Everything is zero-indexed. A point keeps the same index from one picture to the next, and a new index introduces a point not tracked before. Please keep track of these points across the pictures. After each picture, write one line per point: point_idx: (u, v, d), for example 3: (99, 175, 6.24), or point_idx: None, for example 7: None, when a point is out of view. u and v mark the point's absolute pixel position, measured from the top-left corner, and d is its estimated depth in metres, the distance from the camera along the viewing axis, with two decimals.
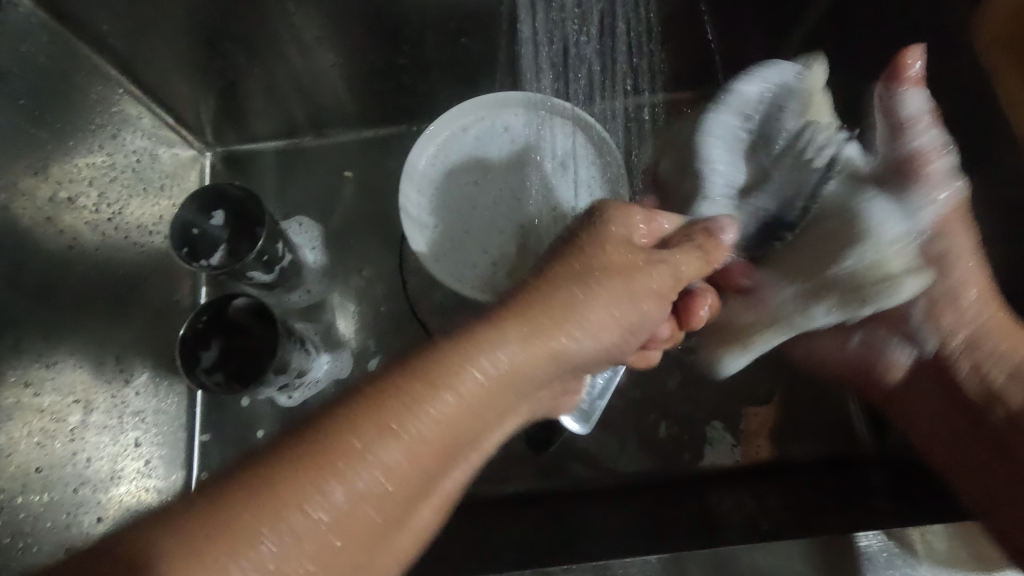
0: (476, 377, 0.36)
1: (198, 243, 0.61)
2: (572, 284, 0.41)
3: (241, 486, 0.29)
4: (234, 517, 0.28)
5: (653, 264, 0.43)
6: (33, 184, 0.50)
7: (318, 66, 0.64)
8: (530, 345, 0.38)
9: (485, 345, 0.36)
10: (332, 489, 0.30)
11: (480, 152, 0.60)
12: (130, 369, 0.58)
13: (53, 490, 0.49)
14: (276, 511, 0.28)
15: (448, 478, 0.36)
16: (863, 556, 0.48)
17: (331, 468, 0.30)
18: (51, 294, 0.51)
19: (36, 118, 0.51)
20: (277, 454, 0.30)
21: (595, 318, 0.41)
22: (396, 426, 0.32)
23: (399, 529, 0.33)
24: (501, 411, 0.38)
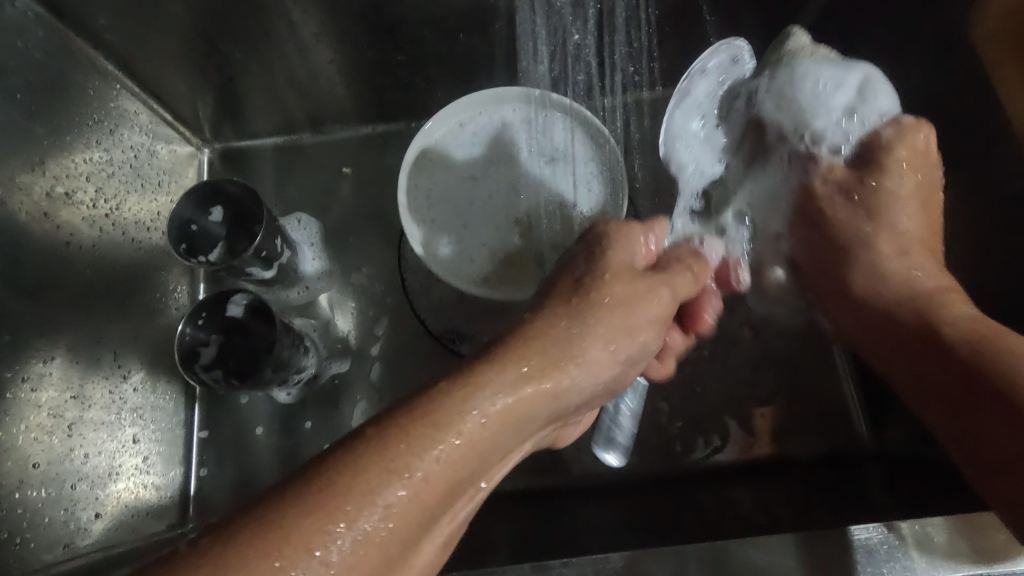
0: (479, 419, 0.35)
1: (196, 239, 0.61)
2: (572, 319, 0.41)
3: (240, 534, 0.28)
4: (230, 566, 0.27)
5: (653, 289, 0.44)
6: (31, 179, 0.50)
7: (315, 62, 0.64)
8: (534, 382, 0.38)
9: (487, 383, 0.36)
10: (335, 535, 0.29)
11: (478, 148, 0.60)
12: (128, 366, 0.57)
13: (51, 486, 0.49)
14: (275, 557, 0.27)
15: (448, 519, 0.35)
16: (861, 550, 0.41)
17: (332, 514, 0.29)
18: (49, 290, 0.51)
19: (33, 113, 0.51)
20: (278, 499, 0.29)
21: (597, 353, 0.41)
22: (400, 471, 0.32)
23: (400, 573, 0.32)
24: (503, 450, 0.38)
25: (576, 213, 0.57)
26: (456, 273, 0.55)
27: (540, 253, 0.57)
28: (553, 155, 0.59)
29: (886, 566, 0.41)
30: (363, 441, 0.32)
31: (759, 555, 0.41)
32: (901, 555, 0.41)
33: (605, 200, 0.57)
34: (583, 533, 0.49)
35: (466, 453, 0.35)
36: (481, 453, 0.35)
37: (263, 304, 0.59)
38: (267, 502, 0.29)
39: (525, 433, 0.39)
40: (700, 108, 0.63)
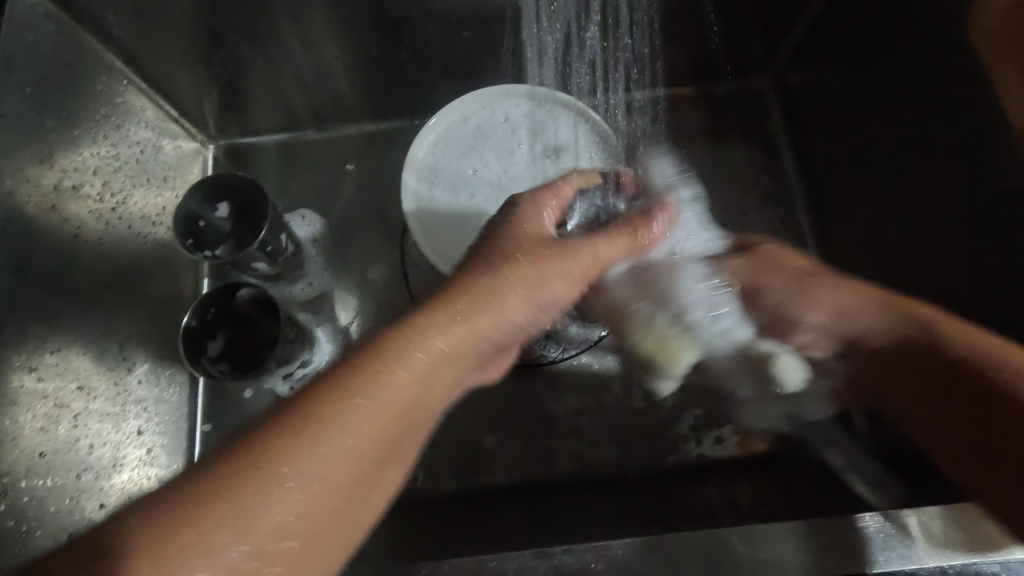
0: (419, 356, 0.41)
1: (202, 234, 0.61)
2: (492, 271, 0.44)
3: (213, 484, 0.33)
4: (209, 509, 0.32)
5: (571, 249, 0.45)
6: (39, 172, 0.51)
7: (319, 58, 0.65)
8: (468, 338, 0.43)
9: (425, 329, 0.41)
10: (290, 473, 0.34)
11: (483, 143, 0.60)
12: (133, 358, 0.58)
13: (57, 475, 0.49)
14: (243, 502, 0.33)
15: (406, 440, 0.41)
16: (858, 538, 0.41)
17: (288, 457, 0.34)
18: (56, 281, 0.51)
19: (42, 107, 0.51)
20: (239, 450, 0.35)
21: (513, 306, 0.44)
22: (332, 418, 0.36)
23: (367, 486, 0.38)
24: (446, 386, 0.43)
25: None
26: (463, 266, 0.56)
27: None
28: (555, 148, 0.60)
29: (881, 555, 0.41)
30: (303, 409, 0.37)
31: (757, 546, 0.41)
32: (897, 544, 0.41)
33: None
34: (583, 522, 0.49)
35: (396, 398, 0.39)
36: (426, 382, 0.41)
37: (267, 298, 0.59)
38: (235, 451, 0.35)
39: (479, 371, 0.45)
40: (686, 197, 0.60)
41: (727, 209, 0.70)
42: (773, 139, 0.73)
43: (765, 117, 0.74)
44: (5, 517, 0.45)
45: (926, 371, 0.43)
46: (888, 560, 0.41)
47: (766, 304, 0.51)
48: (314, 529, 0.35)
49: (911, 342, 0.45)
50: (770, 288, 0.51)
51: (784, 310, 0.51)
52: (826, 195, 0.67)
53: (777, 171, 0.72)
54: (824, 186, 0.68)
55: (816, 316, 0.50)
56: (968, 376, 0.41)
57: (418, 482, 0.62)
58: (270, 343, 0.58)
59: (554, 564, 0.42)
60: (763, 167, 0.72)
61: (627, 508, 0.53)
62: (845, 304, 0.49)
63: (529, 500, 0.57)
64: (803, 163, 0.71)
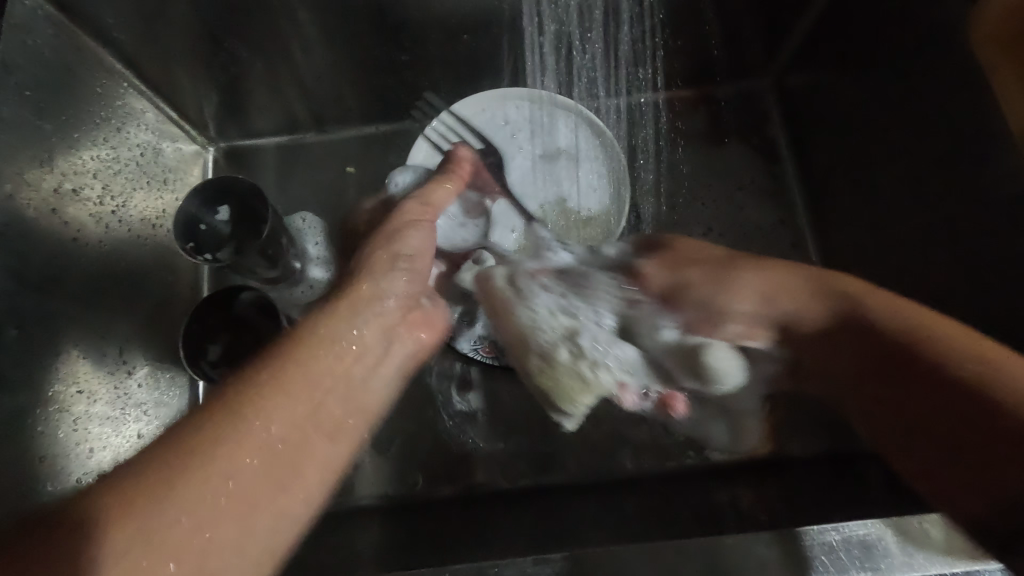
0: (333, 349, 0.46)
1: (203, 237, 0.61)
2: (382, 266, 0.51)
3: (144, 474, 0.36)
4: (134, 497, 0.34)
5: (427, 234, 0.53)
6: (38, 175, 0.51)
7: (319, 61, 0.65)
8: (383, 328, 0.50)
9: (340, 321, 0.47)
10: (219, 463, 0.38)
11: (485, 145, 0.61)
12: (133, 362, 0.58)
13: (57, 480, 0.49)
14: (172, 486, 0.35)
15: (326, 421, 0.44)
16: (858, 545, 0.40)
17: (211, 446, 0.38)
18: (56, 285, 0.51)
19: (42, 110, 0.51)
20: (156, 451, 0.37)
21: (400, 284, 0.51)
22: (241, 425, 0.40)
23: (296, 465, 0.42)
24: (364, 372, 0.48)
25: (581, 209, 0.58)
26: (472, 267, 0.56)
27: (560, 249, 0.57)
28: (555, 152, 0.60)
29: (884, 561, 0.40)
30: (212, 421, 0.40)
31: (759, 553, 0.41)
32: (899, 551, 0.40)
33: (611, 197, 0.58)
34: (580, 527, 0.49)
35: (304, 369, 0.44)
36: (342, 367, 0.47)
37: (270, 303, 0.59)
38: (148, 452, 0.37)
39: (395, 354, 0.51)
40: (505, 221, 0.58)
41: (728, 213, 0.70)
42: (773, 142, 0.73)
43: (765, 120, 0.74)
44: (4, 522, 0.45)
45: (854, 356, 0.42)
46: (890, 567, 0.39)
47: (694, 301, 0.47)
48: (252, 499, 0.38)
49: (844, 322, 0.43)
50: (692, 284, 0.47)
51: (711, 302, 0.46)
52: (827, 199, 0.67)
53: (778, 174, 0.72)
54: (825, 190, 0.68)
55: (744, 305, 0.45)
56: (906, 356, 0.40)
57: (418, 485, 0.62)
58: (268, 346, 0.58)
59: (555, 569, 0.42)
60: (763, 170, 0.72)
61: (626, 513, 0.52)
62: (764, 285, 0.45)
63: (528, 504, 0.57)
64: (803, 166, 0.71)
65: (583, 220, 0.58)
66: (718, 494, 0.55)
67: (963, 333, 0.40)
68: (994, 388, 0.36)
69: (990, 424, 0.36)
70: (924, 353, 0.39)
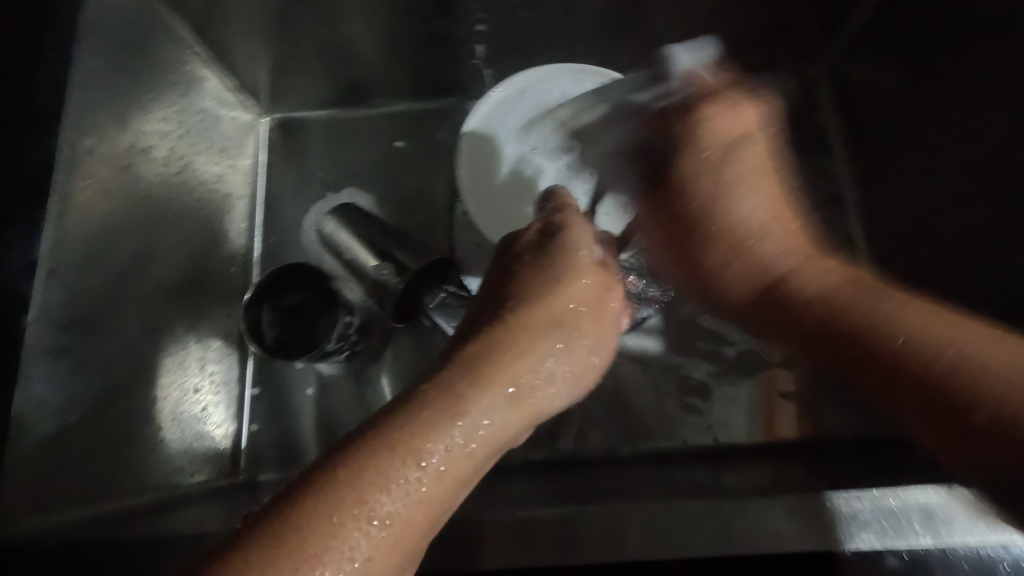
0: (461, 437, 0.35)
1: (330, 239, 0.67)
2: (550, 328, 0.40)
3: (320, 499, 0.30)
4: (334, 514, 0.30)
5: (588, 306, 0.42)
6: (116, 132, 0.53)
7: (371, 33, 0.66)
8: (575, 373, 0.42)
9: (539, 329, 0.40)
10: (365, 521, 0.31)
11: (537, 118, 0.61)
12: (194, 321, 0.59)
13: (123, 424, 0.51)
14: (337, 517, 0.30)
15: (441, 513, 0.35)
16: (917, 510, 0.39)
17: (349, 510, 0.30)
18: (116, 240, 0.53)
19: (120, 70, 0.54)
20: (324, 486, 0.31)
21: (608, 335, 0.44)
22: (368, 505, 0.31)
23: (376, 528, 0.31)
24: (532, 411, 0.40)
25: None
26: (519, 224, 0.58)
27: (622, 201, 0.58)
28: None
29: (945, 528, 0.38)
30: (384, 450, 0.32)
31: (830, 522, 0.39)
32: (960, 518, 0.39)
33: None
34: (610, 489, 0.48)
35: (496, 436, 0.37)
36: (461, 481, 0.35)
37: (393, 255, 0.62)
38: (269, 537, 0.29)
39: (517, 423, 0.39)
40: (513, 183, 0.60)
41: None
42: (820, 129, 0.72)
43: (813, 107, 0.73)
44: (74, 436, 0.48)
45: (804, 334, 0.40)
46: (949, 531, 0.38)
47: None
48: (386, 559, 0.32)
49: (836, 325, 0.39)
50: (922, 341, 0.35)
51: None
52: (875, 183, 0.67)
53: (822, 162, 0.71)
54: (875, 177, 0.67)
55: None
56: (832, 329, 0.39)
57: None
58: (324, 324, 0.59)
59: (582, 528, 0.41)
60: (808, 155, 0.72)
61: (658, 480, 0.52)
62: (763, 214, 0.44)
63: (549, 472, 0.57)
64: (852, 152, 0.70)
65: None
66: (745, 467, 0.55)
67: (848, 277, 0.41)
68: (840, 306, 0.39)
69: (888, 368, 0.36)
70: (797, 296, 0.41)
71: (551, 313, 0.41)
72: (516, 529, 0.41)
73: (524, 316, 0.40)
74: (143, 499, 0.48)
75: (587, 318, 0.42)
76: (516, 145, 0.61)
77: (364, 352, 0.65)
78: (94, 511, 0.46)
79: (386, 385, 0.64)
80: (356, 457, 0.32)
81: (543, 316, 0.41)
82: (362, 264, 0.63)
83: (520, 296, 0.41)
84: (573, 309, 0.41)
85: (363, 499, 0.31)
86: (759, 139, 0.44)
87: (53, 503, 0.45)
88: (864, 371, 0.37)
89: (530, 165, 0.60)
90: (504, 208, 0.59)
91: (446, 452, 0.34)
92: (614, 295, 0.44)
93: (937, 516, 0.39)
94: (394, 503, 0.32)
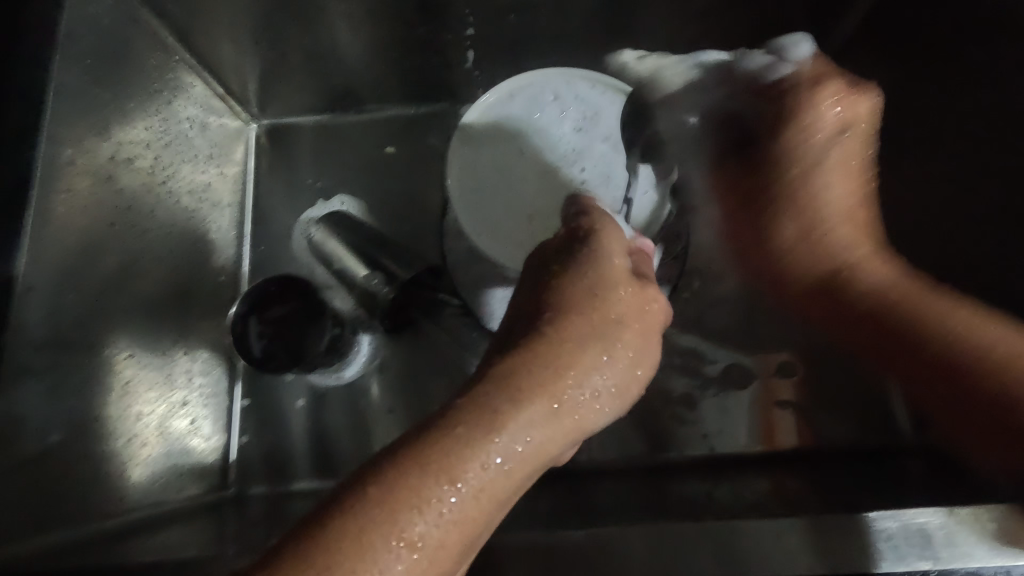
0: (497, 457, 0.32)
1: (319, 247, 0.65)
2: (593, 340, 0.36)
3: (346, 522, 0.29)
4: (358, 535, 0.29)
5: (629, 318, 0.38)
6: (96, 143, 0.52)
7: (360, 38, 0.65)
8: (621, 391, 0.37)
9: (581, 343, 0.36)
10: (394, 545, 0.29)
11: (527, 123, 0.60)
12: (181, 333, 0.58)
13: (109, 441, 0.50)
14: (365, 543, 0.29)
15: (475, 537, 0.33)
16: (916, 533, 0.39)
17: (374, 536, 0.29)
18: (99, 254, 0.52)
19: (101, 80, 0.53)
20: (353, 510, 0.29)
21: (651, 350, 0.39)
22: (398, 528, 0.30)
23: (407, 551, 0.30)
24: (575, 431, 0.36)
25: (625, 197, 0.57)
26: (512, 230, 0.57)
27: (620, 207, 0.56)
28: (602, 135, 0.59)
29: (945, 550, 0.38)
30: (415, 472, 0.30)
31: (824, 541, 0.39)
32: (960, 540, 0.38)
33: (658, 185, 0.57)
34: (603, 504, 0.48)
35: (534, 457, 0.34)
36: (493, 503, 0.33)
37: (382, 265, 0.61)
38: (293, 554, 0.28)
39: (555, 445, 0.35)
40: (502, 191, 0.59)
41: None
42: None
43: None
44: (59, 454, 0.47)
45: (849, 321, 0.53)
46: (951, 554, 0.38)
47: None
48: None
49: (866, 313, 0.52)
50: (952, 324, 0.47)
51: None
52: None
53: None
54: None
55: None
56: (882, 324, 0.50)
57: None
58: (312, 335, 0.58)
59: (572, 548, 0.40)
60: None
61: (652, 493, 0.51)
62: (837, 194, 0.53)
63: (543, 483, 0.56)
64: None
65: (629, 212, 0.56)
66: (738, 479, 0.55)
67: (912, 284, 0.51)
68: (888, 294, 0.51)
69: (876, 328, 0.51)
70: (859, 291, 0.52)
71: (592, 328, 0.36)
72: (502, 550, 0.40)
73: (565, 325, 0.36)
74: (128, 519, 0.48)
75: (630, 331, 0.38)
76: (506, 151, 0.60)
77: (357, 361, 0.63)
78: (78, 531, 0.46)
79: (377, 396, 0.63)
80: (381, 483, 0.30)
81: (583, 330, 0.36)
82: (352, 272, 0.62)
83: (562, 307, 0.37)
84: (615, 321, 0.37)
85: (391, 525, 0.29)
86: (863, 128, 0.54)
87: (33, 523, 0.44)
88: (914, 362, 0.48)
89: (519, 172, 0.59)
90: (493, 216, 0.58)
91: (480, 473, 0.32)
92: (654, 306, 0.39)
93: (939, 539, 0.38)
94: (423, 529, 0.30)
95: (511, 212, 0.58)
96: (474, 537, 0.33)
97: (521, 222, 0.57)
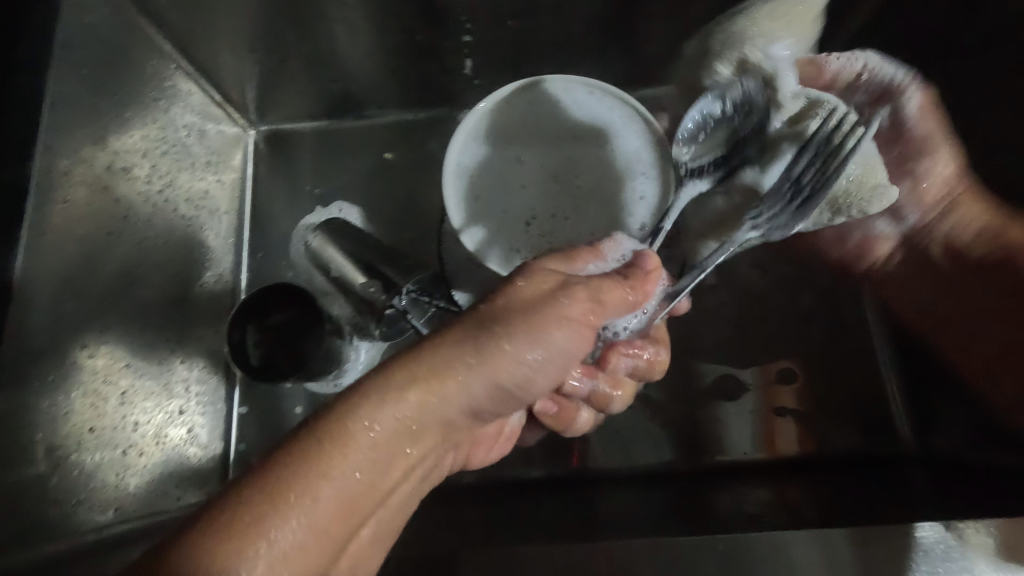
0: (373, 435, 0.33)
1: (316, 255, 0.65)
2: (486, 330, 0.39)
3: (223, 516, 0.29)
4: (228, 523, 0.29)
5: (556, 311, 0.41)
6: (93, 153, 0.52)
7: (359, 45, 0.65)
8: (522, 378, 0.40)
9: (466, 334, 0.38)
10: (272, 531, 0.29)
11: (526, 132, 0.60)
12: (178, 342, 0.58)
13: (104, 451, 0.51)
14: (242, 533, 0.29)
15: (365, 517, 0.34)
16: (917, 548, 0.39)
17: (250, 525, 0.29)
18: (96, 264, 0.52)
19: (97, 89, 0.53)
20: (228, 500, 0.30)
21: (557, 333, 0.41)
22: (275, 519, 0.29)
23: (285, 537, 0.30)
24: (460, 413, 0.38)
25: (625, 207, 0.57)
26: (512, 241, 0.57)
27: (614, 214, 0.57)
28: (603, 146, 0.59)
29: (943, 566, 0.38)
30: (290, 461, 0.31)
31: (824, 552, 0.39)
32: (958, 556, 0.39)
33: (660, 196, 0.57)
34: (602, 517, 0.47)
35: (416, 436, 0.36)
36: (376, 484, 0.34)
37: (379, 273, 0.61)
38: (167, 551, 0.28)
39: (435, 426, 0.37)
40: (501, 199, 0.58)
41: None
42: None
43: None
44: (56, 465, 0.47)
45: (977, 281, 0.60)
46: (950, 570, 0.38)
47: None
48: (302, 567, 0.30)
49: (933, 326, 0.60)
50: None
51: None
52: None
53: None
54: None
55: None
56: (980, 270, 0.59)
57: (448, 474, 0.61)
58: (311, 345, 0.57)
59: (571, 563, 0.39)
60: None
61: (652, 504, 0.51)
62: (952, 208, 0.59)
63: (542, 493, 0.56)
64: None
65: (630, 223, 0.56)
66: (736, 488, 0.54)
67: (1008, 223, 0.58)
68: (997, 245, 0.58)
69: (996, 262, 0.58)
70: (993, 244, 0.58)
71: (480, 320, 0.39)
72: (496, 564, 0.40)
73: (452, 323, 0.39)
74: (122, 529, 0.48)
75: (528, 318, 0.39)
76: (504, 159, 0.59)
77: (354, 368, 0.64)
78: (75, 542, 0.46)
79: None
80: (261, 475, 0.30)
81: (473, 323, 0.39)
82: (350, 281, 0.62)
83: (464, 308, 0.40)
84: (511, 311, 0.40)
85: (271, 515, 0.29)
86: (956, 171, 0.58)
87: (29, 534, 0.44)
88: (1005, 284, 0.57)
89: (518, 181, 0.59)
90: (490, 224, 0.57)
91: (357, 455, 0.33)
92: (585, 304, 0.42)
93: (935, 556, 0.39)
94: (305, 514, 0.30)
95: (510, 221, 0.57)
96: (342, 538, 0.33)
97: (519, 232, 0.57)
